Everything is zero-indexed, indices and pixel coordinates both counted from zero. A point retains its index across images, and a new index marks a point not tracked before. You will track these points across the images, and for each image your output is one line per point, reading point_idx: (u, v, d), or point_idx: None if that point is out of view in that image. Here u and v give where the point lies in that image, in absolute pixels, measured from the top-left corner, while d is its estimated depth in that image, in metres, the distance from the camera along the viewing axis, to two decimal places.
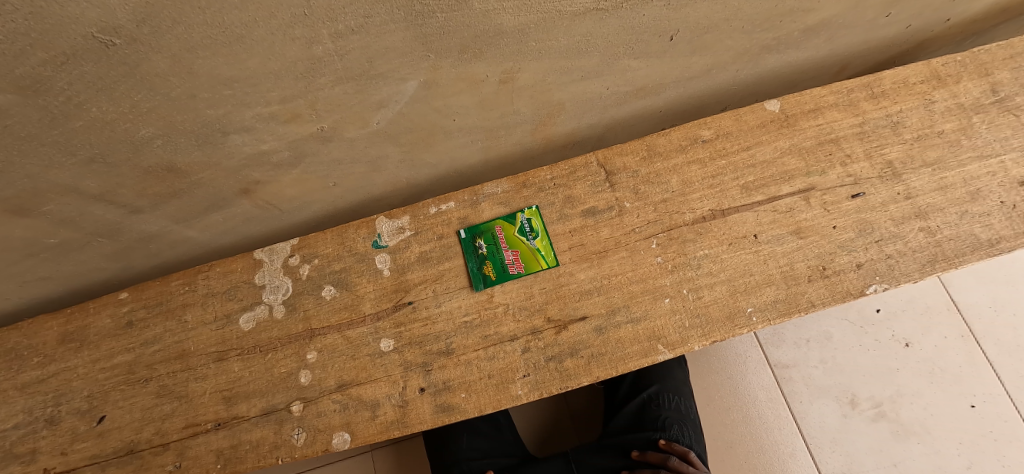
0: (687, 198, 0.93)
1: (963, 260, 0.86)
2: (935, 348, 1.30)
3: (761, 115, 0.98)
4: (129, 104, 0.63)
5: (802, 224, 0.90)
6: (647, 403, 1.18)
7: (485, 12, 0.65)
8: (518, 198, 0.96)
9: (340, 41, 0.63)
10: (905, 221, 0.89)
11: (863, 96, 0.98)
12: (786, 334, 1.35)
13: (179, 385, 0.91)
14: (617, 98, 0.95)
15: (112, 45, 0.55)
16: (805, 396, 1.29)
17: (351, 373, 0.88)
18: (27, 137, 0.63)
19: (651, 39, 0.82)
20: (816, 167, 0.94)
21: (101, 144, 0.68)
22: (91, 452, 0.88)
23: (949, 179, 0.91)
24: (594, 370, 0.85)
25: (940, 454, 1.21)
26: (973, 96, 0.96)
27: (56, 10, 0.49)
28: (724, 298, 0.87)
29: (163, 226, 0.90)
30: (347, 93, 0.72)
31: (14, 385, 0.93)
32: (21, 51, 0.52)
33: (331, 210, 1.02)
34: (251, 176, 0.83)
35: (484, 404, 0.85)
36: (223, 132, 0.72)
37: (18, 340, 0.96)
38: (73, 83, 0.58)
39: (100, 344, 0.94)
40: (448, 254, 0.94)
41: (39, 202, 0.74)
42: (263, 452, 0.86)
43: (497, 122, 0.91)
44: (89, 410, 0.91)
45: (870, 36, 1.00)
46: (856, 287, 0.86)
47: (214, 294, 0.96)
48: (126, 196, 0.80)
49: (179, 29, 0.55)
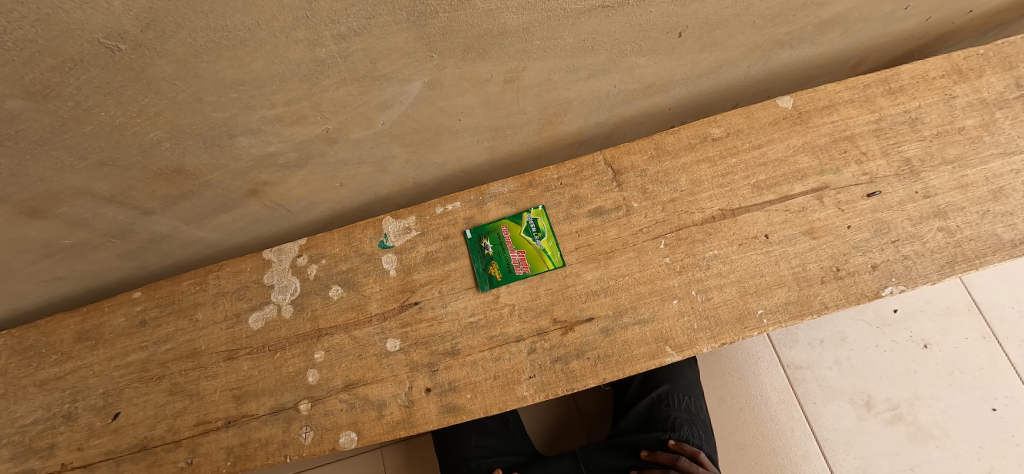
0: (696, 197, 0.92)
1: (984, 261, 0.83)
2: (955, 349, 1.27)
3: (773, 112, 0.96)
4: (137, 108, 0.64)
5: (815, 224, 0.88)
6: (657, 403, 1.17)
7: (489, 11, 0.64)
8: (524, 197, 0.95)
9: (344, 42, 0.63)
10: (923, 220, 0.86)
11: (880, 92, 0.95)
12: (799, 334, 1.33)
13: (190, 384, 0.92)
14: (625, 95, 0.93)
15: (118, 50, 0.55)
16: (819, 398, 1.27)
17: (358, 373, 0.89)
18: (39, 141, 0.64)
19: (660, 36, 0.80)
20: (831, 165, 0.91)
21: (111, 148, 0.69)
22: (107, 448, 0.90)
23: (971, 177, 0.88)
24: (600, 372, 0.84)
25: (960, 458, 1.18)
26: (997, 91, 0.93)
27: (63, 17, 0.50)
28: (733, 299, 0.85)
29: (174, 227, 0.91)
30: (352, 94, 0.72)
31: (33, 381, 0.96)
32: (30, 58, 0.53)
33: (339, 210, 1.03)
34: (259, 177, 0.84)
35: (489, 405, 0.84)
36: (230, 134, 0.73)
37: (36, 337, 0.98)
38: (81, 87, 0.58)
39: (115, 342, 0.96)
40: (454, 254, 0.94)
41: (53, 204, 0.76)
42: (271, 450, 0.87)
43: (503, 121, 0.90)
44: (104, 406, 0.93)
45: (887, 29, 0.97)
46: (871, 289, 0.84)
47: (224, 293, 0.97)
48: (137, 198, 0.81)
49: (183, 33, 0.55)
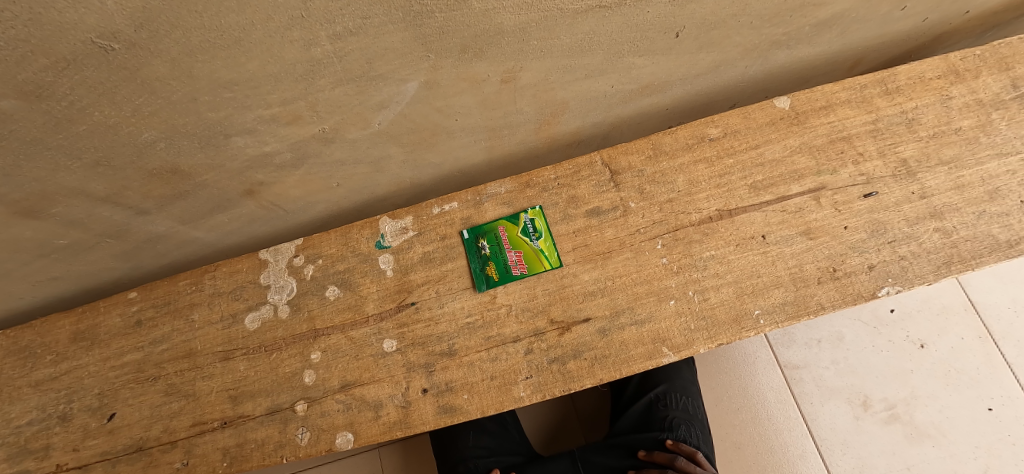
0: (693, 197, 0.92)
1: (980, 261, 0.83)
2: (951, 349, 1.27)
3: (770, 112, 0.96)
4: (131, 108, 0.63)
5: (812, 224, 0.88)
6: (655, 403, 1.17)
7: (485, 11, 0.64)
8: (521, 197, 0.95)
9: (339, 42, 0.62)
10: (920, 220, 0.87)
11: (877, 92, 0.95)
12: (796, 334, 1.33)
13: (186, 384, 0.92)
14: (622, 96, 0.93)
15: (111, 50, 0.55)
16: (816, 397, 1.27)
17: (354, 373, 0.89)
18: (33, 141, 0.64)
19: (657, 36, 0.80)
20: (827, 165, 0.91)
21: (106, 148, 0.68)
22: (102, 449, 0.90)
23: (967, 178, 0.88)
24: (597, 372, 0.84)
25: (956, 457, 1.18)
26: (993, 91, 0.93)
27: (55, 17, 0.49)
28: (730, 300, 0.85)
29: (170, 227, 0.91)
30: (349, 94, 0.72)
31: (28, 382, 0.95)
32: (23, 57, 0.52)
33: (336, 210, 1.02)
34: (255, 177, 0.84)
35: (486, 406, 0.84)
36: (225, 134, 0.72)
37: (31, 338, 0.98)
38: (75, 87, 0.58)
39: (111, 343, 0.96)
40: (451, 254, 0.94)
41: (47, 204, 0.75)
42: (267, 451, 0.86)
43: (500, 121, 0.90)
44: (100, 407, 0.92)
45: (884, 30, 0.97)
46: (867, 290, 0.84)
47: (221, 294, 0.97)
48: (132, 198, 0.80)
49: (177, 33, 0.55)
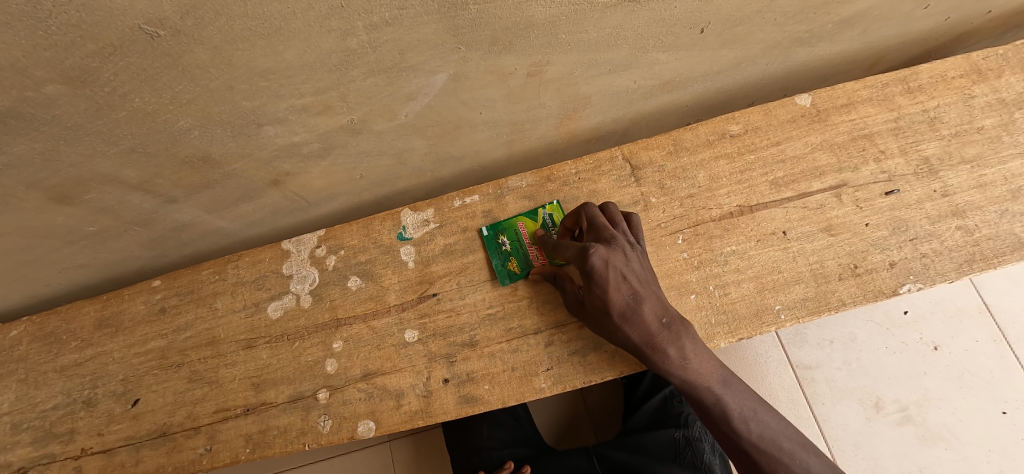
0: (714, 193, 0.92)
1: (1002, 260, 0.84)
2: (965, 351, 1.27)
3: (791, 110, 0.96)
4: (170, 95, 0.65)
5: (833, 221, 0.88)
6: (669, 400, 1.18)
7: (518, 3, 0.64)
8: (543, 191, 0.96)
9: (375, 33, 0.63)
10: (941, 219, 0.87)
11: (898, 91, 0.95)
12: (809, 334, 1.33)
13: (210, 371, 0.93)
14: (644, 91, 0.94)
15: (157, 37, 0.56)
16: (828, 398, 1.27)
17: (376, 363, 0.90)
18: (74, 127, 0.65)
19: (682, 32, 0.80)
20: (849, 163, 0.92)
21: (142, 135, 0.70)
22: (126, 434, 0.92)
23: (989, 177, 0.88)
24: (618, 364, 0.85)
25: (968, 460, 1.18)
26: (1015, 91, 0.93)
27: (106, 3, 0.50)
28: (751, 294, 0.86)
29: (196, 216, 0.92)
30: (379, 86, 0.73)
31: (54, 367, 0.97)
32: (72, 43, 0.53)
33: (356, 203, 1.04)
34: (281, 167, 0.85)
35: (507, 396, 0.85)
36: (257, 124, 0.74)
37: (57, 324, 0.99)
38: (118, 74, 0.59)
39: (135, 329, 0.97)
40: (472, 247, 0.95)
41: (81, 190, 0.77)
42: (290, 437, 0.87)
43: (523, 116, 0.91)
44: (124, 393, 0.94)
45: (905, 29, 0.97)
46: (889, 286, 0.84)
47: (244, 283, 0.98)
48: (163, 186, 0.82)
49: (220, 20, 0.56)
